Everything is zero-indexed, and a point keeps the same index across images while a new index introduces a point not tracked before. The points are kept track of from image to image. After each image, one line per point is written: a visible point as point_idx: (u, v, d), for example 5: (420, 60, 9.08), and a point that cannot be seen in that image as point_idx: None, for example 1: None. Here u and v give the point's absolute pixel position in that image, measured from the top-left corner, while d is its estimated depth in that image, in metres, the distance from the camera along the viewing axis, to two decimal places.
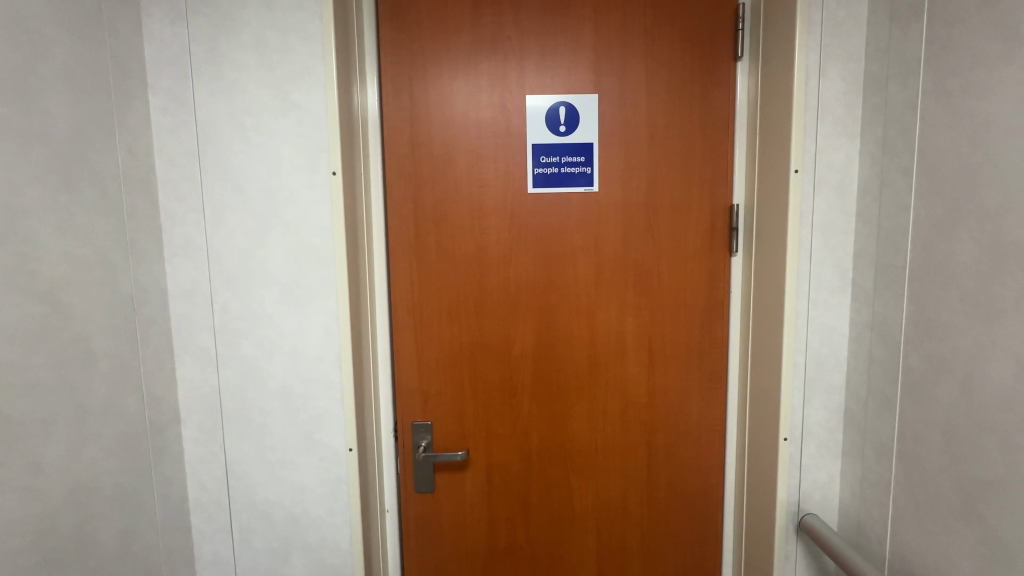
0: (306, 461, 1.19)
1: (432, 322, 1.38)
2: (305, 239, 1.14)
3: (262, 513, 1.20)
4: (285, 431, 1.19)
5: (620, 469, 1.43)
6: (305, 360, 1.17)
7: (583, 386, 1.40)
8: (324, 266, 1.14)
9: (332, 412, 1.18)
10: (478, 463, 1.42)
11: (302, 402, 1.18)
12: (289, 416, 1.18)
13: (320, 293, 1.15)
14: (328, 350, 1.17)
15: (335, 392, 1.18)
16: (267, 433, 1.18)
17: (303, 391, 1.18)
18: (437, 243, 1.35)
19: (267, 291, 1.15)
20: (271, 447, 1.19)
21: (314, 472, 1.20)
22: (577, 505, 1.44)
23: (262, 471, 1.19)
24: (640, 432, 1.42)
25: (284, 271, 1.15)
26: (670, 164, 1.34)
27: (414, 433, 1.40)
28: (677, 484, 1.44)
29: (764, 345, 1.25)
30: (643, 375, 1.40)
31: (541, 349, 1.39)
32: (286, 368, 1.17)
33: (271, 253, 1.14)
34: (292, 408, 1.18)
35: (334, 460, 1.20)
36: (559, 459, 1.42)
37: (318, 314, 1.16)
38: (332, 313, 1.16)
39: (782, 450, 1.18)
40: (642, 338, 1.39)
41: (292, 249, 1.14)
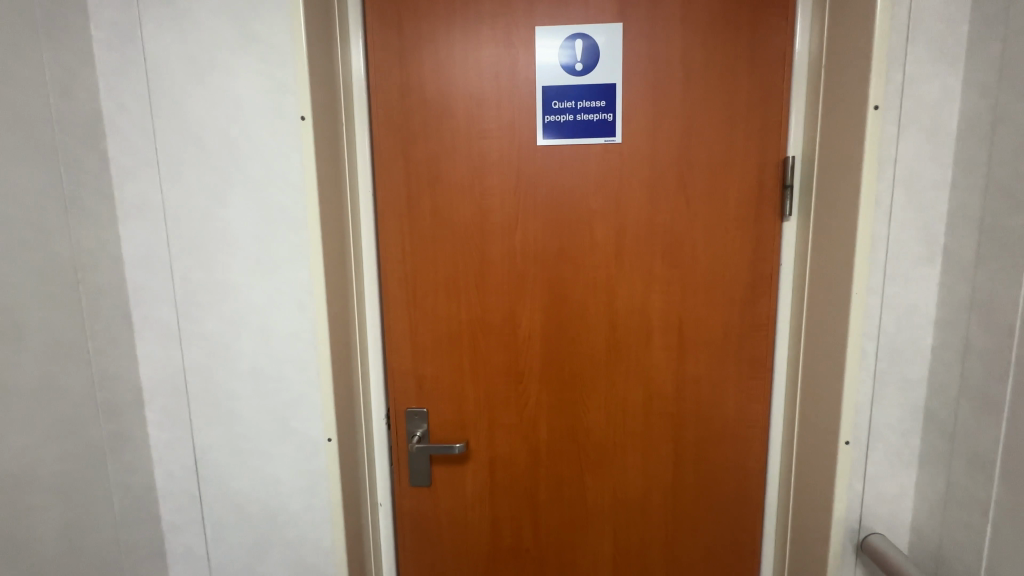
0: (282, 452, 1.06)
1: (426, 297, 1.20)
2: (273, 198, 0.98)
3: (235, 507, 1.09)
4: (257, 417, 1.05)
5: (642, 468, 1.24)
6: (276, 339, 1.02)
7: (599, 373, 1.21)
8: (294, 230, 0.99)
9: (308, 398, 1.04)
10: (479, 457, 1.26)
11: (275, 385, 1.04)
12: (260, 402, 1.04)
13: (291, 261, 1.00)
14: (301, 327, 1.02)
15: (311, 374, 1.03)
16: (237, 420, 1.05)
17: (275, 373, 1.03)
18: (431, 206, 1.17)
19: (232, 258, 1.00)
20: (243, 436, 1.06)
21: (291, 464, 1.06)
22: (591, 507, 1.26)
23: (233, 462, 1.07)
24: (666, 427, 1.22)
25: (249, 235, 0.99)
26: (710, 108, 1.11)
27: (407, 422, 1.25)
28: (709, 486, 1.24)
29: (823, 328, 1.02)
30: (670, 361, 1.19)
31: (551, 330, 1.20)
32: (254, 348, 1.03)
33: (236, 215, 0.99)
34: (264, 393, 1.04)
35: (312, 451, 1.06)
36: (572, 455, 1.25)
37: (289, 286, 1.01)
38: (305, 284, 1.01)
39: (842, 455, 0.97)
40: (671, 318, 1.18)
41: (257, 211, 0.99)
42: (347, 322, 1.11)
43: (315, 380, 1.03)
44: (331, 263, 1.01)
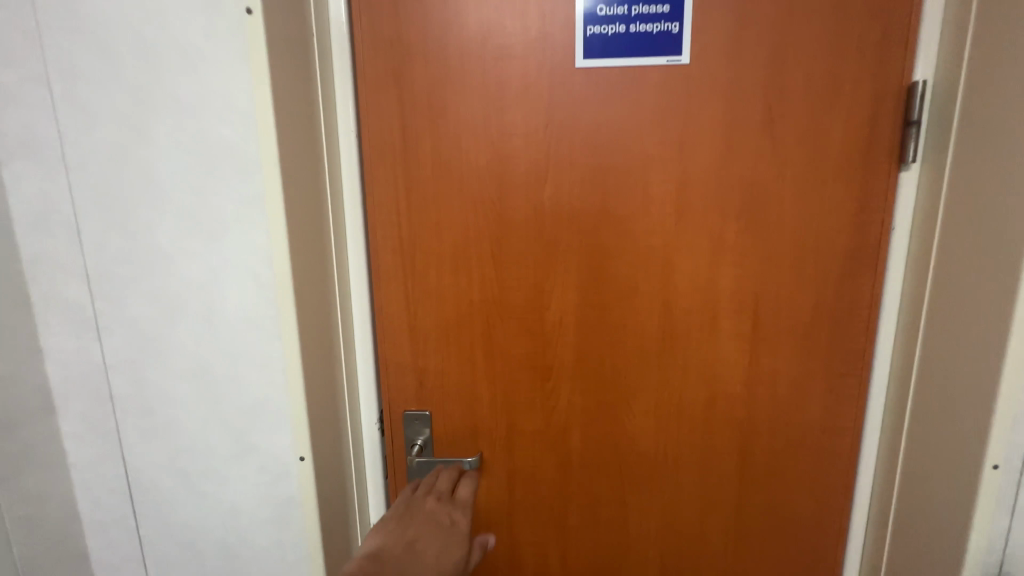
0: (241, 474, 0.81)
1: (428, 271, 0.93)
2: (214, 133, 0.71)
3: (184, 542, 0.84)
4: (204, 430, 0.80)
5: (699, 486, 1.00)
6: (225, 327, 0.76)
7: (649, 368, 0.95)
8: (244, 178, 0.72)
9: (271, 405, 0.78)
10: (497, 471, 1.01)
11: (225, 389, 0.78)
12: (207, 409, 0.79)
13: (241, 222, 0.73)
14: (258, 310, 0.75)
15: (274, 374, 0.77)
16: (179, 433, 0.80)
17: (225, 372, 0.77)
18: (434, 150, 0.89)
19: (161, 216, 0.74)
20: (188, 453, 0.81)
21: (252, 489, 0.81)
22: (633, 529, 1.03)
23: (177, 485, 0.82)
24: (731, 435, 0.97)
25: (182, 185, 0.72)
26: (813, 15, 0.81)
27: (404, 429, 1.00)
28: (782, 506, 1.00)
29: (963, 316, 0.77)
30: (740, 354, 0.94)
31: (589, 314, 0.93)
32: (197, 339, 0.77)
33: (164, 157, 0.72)
34: (212, 398, 0.78)
35: (279, 474, 0.81)
36: (611, 468, 1.00)
37: (240, 254, 0.74)
38: (262, 254, 0.74)
39: (988, 483, 0.74)
40: (744, 299, 0.91)
41: (194, 151, 0.72)
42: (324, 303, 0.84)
43: (279, 381, 0.77)
44: (297, 223, 0.74)
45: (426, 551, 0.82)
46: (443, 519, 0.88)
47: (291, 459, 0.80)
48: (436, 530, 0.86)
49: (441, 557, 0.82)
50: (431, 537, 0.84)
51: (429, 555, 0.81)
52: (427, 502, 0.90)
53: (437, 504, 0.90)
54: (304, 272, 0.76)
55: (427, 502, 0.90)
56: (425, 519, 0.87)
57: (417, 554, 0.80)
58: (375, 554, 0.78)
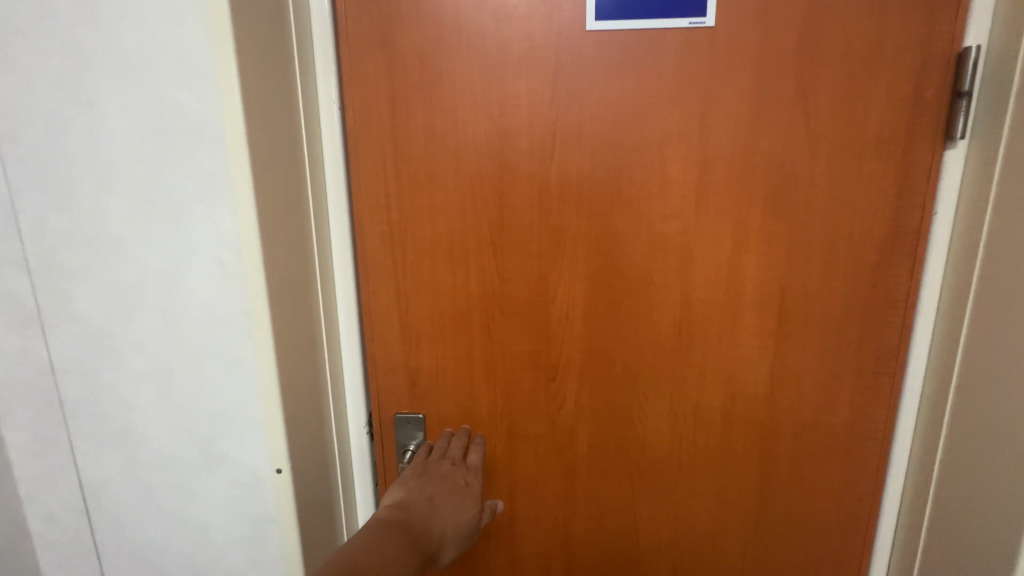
0: (210, 488, 0.72)
1: (420, 261, 0.84)
2: (171, 102, 0.62)
3: (150, 563, 0.76)
4: (166, 439, 0.71)
5: (715, 493, 0.93)
6: (188, 324, 0.67)
7: (662, 367, 0.87)
8: (206, 153, 0.63)
9: (241, 411, 0.70)
10: (497, 477, 0.93)
11: (189, 393, 0.69)
12: (170, 416, 0.70)
13: (204, 204, 0.64)
14: (225, 304, 0.66)
15: (243, 376, 0.68)
16: (138, 443, 0.71)
17: (188, 375, 0.68)
18: (426, 124, 0.79)
19: (111, 197, 0.65)
20: (150, 465, 0.72)
21: (223, 504, 0.73)
22: (645, 538, 0.96)
23: (139, 502, 0.74)
24: (751, 439, 0.90)
25: (136, 162, 0.64)
26: None
27: (396, 433, 0.91)
28: (805, 513, 0.93)
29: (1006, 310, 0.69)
30: (763, 351, 0.86)
31: (598, 307, 0.85)
32: (157, 337, 0.68)
33: (115, 130, 0.63)
34: (174, 404, 0.70)
35: (252, 487, 0.72)
36: (622, 473, 0.92)
37: (201, 241, 0.65)
38: (228, 240, 0.65)
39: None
40: (769, 291, 0.83)
41: (148, 123, 0.62)
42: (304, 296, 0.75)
43: (250, 385, 0.68)
44: (267, 205, 0.65)
45: (445, 508, 0.75)
46: (459, 479, 0.80)
47: (267, 470, 0.71)
48: (453, 488, 0.78)
49: (459, 516, 0.75)
50: (449, 495, 0.77)
51: (447, 513, 0.74)
52: (442, 464, 0.82)
53: (453, 466, 0.82)
54: (277, 261, 0.67)
55: (441, 464, 0.82)
56: (441, 479, 0.79)
57: (435, 512, 0.73)
58: (393, 512, 0.71)
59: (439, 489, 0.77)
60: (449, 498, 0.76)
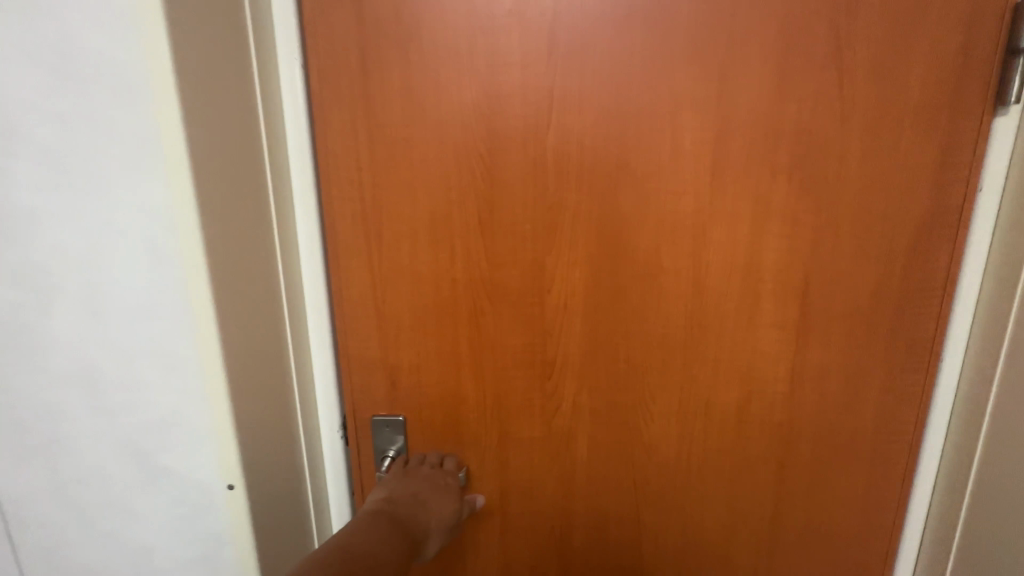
0: (152, 506, 0.63)
1: (398, 243, 0.73)
2: (82, 46, 0.50)
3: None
4: (99, 450, 0.61)
5: (726, 501, 0.84)
6: (117, 318, 0.57)
7: (671, 364, 0.78)
8: (128, 110, 0.52)
9: (185, 420, 0.60)
10: (487, 486, 0.84)
11: (123, 398, 0.59)
12: (101, 424, 0.60)
13: (128, 174, 0.53)
14: (160, 295, 0.56)
15: (186, 379, 0.58)
16: (68, 454, 0.62)
17: (121, 376, 0.59)
18: (404, 85, 0.68)
19: (16, 165, 0.54)
20: (82, 479, 0.63)
21: (169, 524, 0.63)
22: (649, 550, 0.87)
23: (72, 520, 0.64)
24: (767, 442, 0.81)
25: (43, 120, 0.52)
26: None
27: (374, 438, 0.81)
28: (824, 522, 0.85)
29: None
30: (783, 345, 0.77)
31: (601, 297, 0.75)
32: (82, 332, 0.58)
33: (15, 80, 0.51)
34: (107, 410, 0.60)
35: (201, 506, 0.63)
36: (625, 480, 0.83)
37: (130, 220, 0.55)
38: (160, 218, 0.54)
39: None
40: (792, 278, 0.74)
41: (56, 72, 0.51)
42: (263, 284, 0.65)
43: (195, 389, 0.59)
44: (209, 177, 0.54)
45: (429, 502, 0.73)
46: (441, 478, 0.77)
47: (217, 486, 0.62)
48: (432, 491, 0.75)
49: (442, 514, 0.73)
50: (432, 491, 0.74)
51: (432, 507, 0.72)
52: (421, 468, 0.78)
53: (434, 467, 0.78)
54: (225, 245, 0.57)
55: (420, 467, 0.78)
56: (422, 479, 0.76)
57: (422, 505, 0.71)
58: (379, 508, 0.69)
59: (423, 485, 0.74)
60: (433, 493, 0.74)
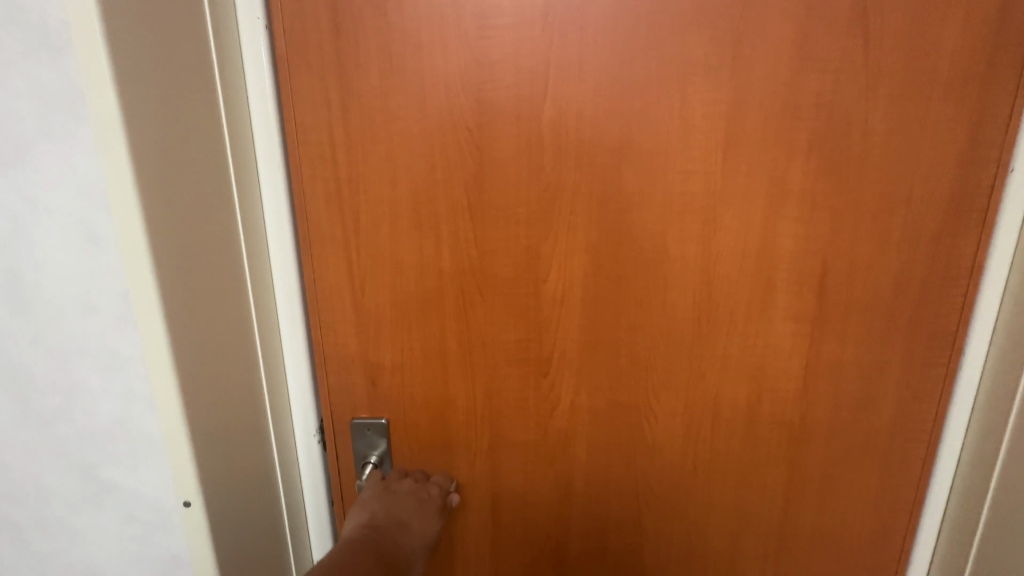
0: (102, 522, 0.56)
1: (378, 229, 0.66)
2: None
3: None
4: (36, 461, 0.54)
5: (733, 505, 0.79)
6: (48, 312, 0.49)
7: (677, 360, 0.72)
8: (41, 64, 0.42)
9: (133, 433, 0.52)
10: (478, 492, 0.78)
11: (60, 405, 0.52)
12: (40, 432, 0.53)
13: (46, 141, 0.44)
14: (93, 286, 0.47)
15: (131, 388, 0.50)
16: (6, 464, 0.54)
17: (57, 380, 0.51)
18: (381, 50, 0.60)
19: None
20: (24, 491, 0.56)
21: (119, 545, 0.57)
22: (651, 557, 0.82)
23: (15, 534, 0.57)
24: (778, 443, 0.76)
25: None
26: None
27: (354, 442, 0.74)
28: (835, 525, 0.80)
29: None
30: (798, 339, 0.71)
31: (602, 288, 0.69)
32: (9, 328, 0.49)
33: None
34: (44, 417, 0.52)
35: (155, 524, 0.55)
36: (626, 484, 0.78)
37: (50, 198, 0.45)
38: (89, 195, 0.45)
39: None
40: (808, 266, 0.68)
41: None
42: (221, 275, 0.56)
43: (140, 396, 0.50)
44: (154, 158, 0.46)
45: (413, 524, 0.68)
46: (423, 493, 0.72)
47: (171, 505, 0.54)
48: (416, 508, 0.70)
49: (427, 532, 0.68)
50: (415, 510, 0.70)
51: (416, 528, 0.68)
52: (404, 482, 0.72)
53: (415, 483, 0.73)
54: (178, 235, 0.49)
55: (402, 482, 0.72)
56: (404, 496, 0.70)
57: (404, 529, 0.67)
58: (359, 535, 0.64)
59: (405, 505, 0.69)
60: (416, 513, 0.69)
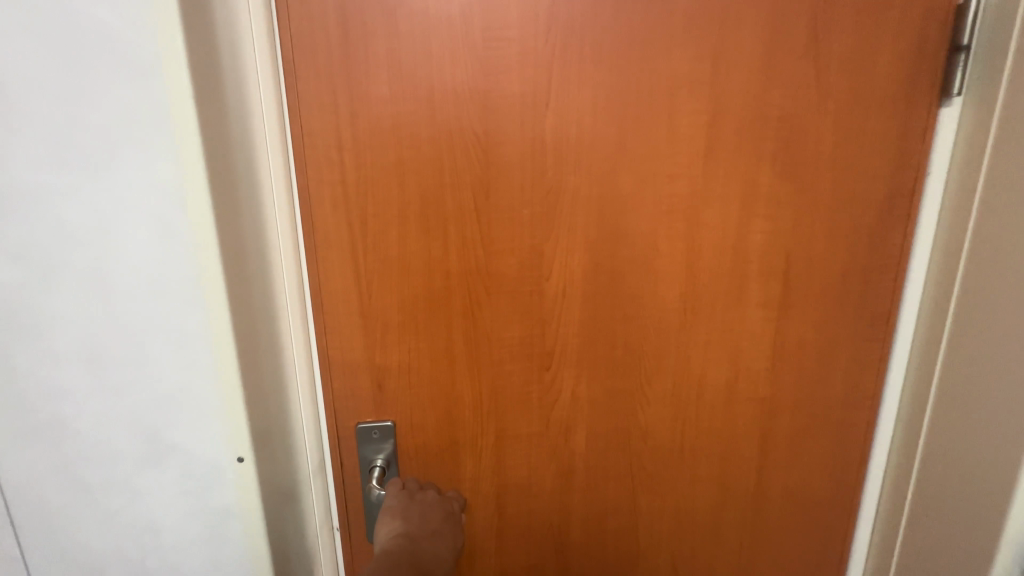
0: (161, 475, 0.66)
1: (386, 233, 0.67)
2: (100, 34, 0.52)
3: (89, 568, 0.69)
4: (106, 427, 0.64)
5: (714, 477, 0.87)
6: (122, 303, 0.59)
7: (666, 348, 0.79)
8: (141, 102, 0.54)
9: (193, 395, 0.63)
10: (483, 488, 0.79)
11: (129, 376, 0.62)
12: (108, 403, 0.63)
13: (144, 160, 0.55)
14: (169, 275, 0.59)
15: (197, 359, 0.62)
16: (76, 433, 0.64)
17: (130, 356, 0.61)
18: (389, 59, 0.62)
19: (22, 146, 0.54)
20: (86, 456, 0.65)
21: (172, 496, 0.67)
22: (645, 535, 0.88)
23: (79, 494, 0.66)
24: (750, 419, 0.85)
25: (55, 102, 0.53)
26: None
27: (360, 447, 0.74)
28: (797, 487, 0.90)
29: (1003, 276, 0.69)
30: (767, 323, 0.80)
31: (598, 281, 0.73)
32: (89, 315, 0.59)
33: (26, 62, 0.52)
34: (117, 389, 0.62)
35: (209, 482, 0.66)
36: (623, 467, 0.83)
37: (134, 204, 0.56)
38: (173, 204, 0.57)
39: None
40: (775, 259, 0.77)
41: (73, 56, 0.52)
42: (249, 273, 0.60)
43: (206, 367, 0.62)
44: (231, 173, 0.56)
45: (444, 533, 0.72)
46: (447, 505, 0.75)
47: (226, 458, 0.65)
48: (443, 519, 0.73)
49: (457, 542, 0.73)
50: (442, 521, 0.73)
51: (447, 538, 0.71)
52: (427, 493, 0.75)
53: (437, 494, 0.76)
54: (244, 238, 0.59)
55: (425, 493, 0.75)
56: (431, 507, 0.73)
57: (438, 538, 0.70)
58: (396, 550, 0.66)
59: (433, 516, 0.72)
60: (445, 523, 0.73)
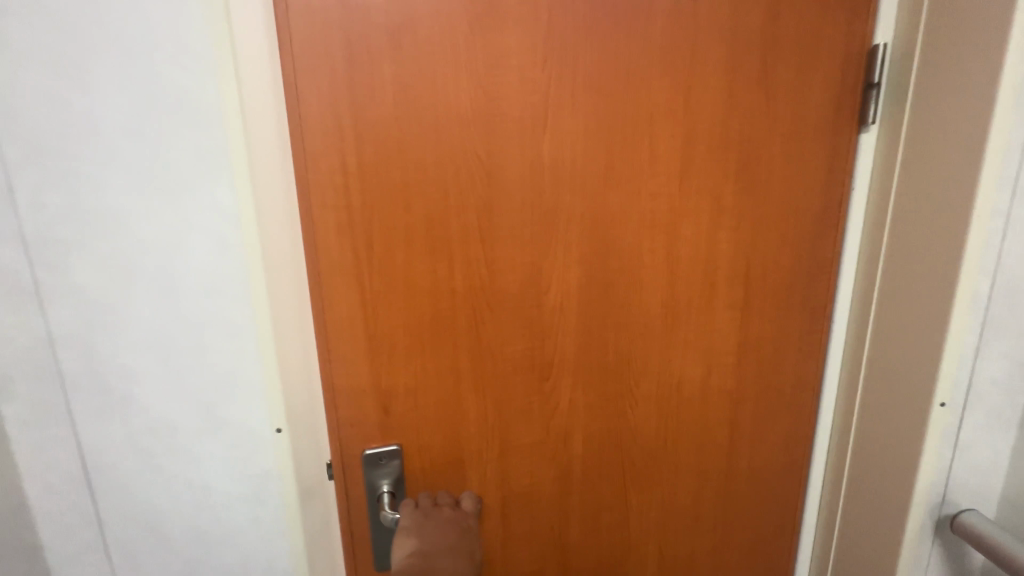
0: (216, 456, 0.80)
1: (393, 256, 0.67)
2: (182, 86, 0.67)
3: (150, 535, 0.82)
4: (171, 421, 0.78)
5: (693, 465, 0.95)
6: (188, 298, 0.74)
7: (652, 351, 0.85)
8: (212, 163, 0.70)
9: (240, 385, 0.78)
10: (488, 500, 0.81)
11: (195, 374, 0.77)
12: (173, 384, 0.77)
13: (214, 204, 0.71)
14: (228, 293, 0.74)
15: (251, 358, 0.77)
16: (145, 427, 0.78)
17: (197, 360, 0.76)
18: (394, 85, 0.62)
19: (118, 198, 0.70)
20: (151, 430, 0.78)
21: (225, 474, 0.81)
22: (635, 526, 0.94)
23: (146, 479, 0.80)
24: (721, 409, 0.94)
25: (137, 141, 0.68)
26: None
27: (367, 474, 0.73)
28: (761, 467, 1.00)
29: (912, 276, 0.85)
30: (733, 322, 0.90)
31: (592, 293, 0.78)
32: (167, 304, 0.74)
33: (128, 111, 0.67)
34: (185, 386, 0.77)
35: (253, 462, 0.81)
36: (616, 466, 0.88)
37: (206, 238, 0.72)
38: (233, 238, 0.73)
39: (935, 420, 0.84)
40: (738, 265, 0.87)
41: (146, 104, 0.67)
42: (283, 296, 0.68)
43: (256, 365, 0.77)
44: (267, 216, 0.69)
45: (455, 551, 0.71)
46: (461, 520, 0.74)
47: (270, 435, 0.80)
48: (456, 535, 0.72)
49: (470, 557, 0.72)
50: (455, 536, 0.72)
51: (458, 555, 0.71)
52: (441, 509, 0.74)
53: (451, 508, 0.75)
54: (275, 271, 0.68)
55: (439, 508, 0.74)
56: (444, 523, 0.72)
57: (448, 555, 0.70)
58: None
59: (445, 533, 0.72)
60: (457, 539, 0.72)
